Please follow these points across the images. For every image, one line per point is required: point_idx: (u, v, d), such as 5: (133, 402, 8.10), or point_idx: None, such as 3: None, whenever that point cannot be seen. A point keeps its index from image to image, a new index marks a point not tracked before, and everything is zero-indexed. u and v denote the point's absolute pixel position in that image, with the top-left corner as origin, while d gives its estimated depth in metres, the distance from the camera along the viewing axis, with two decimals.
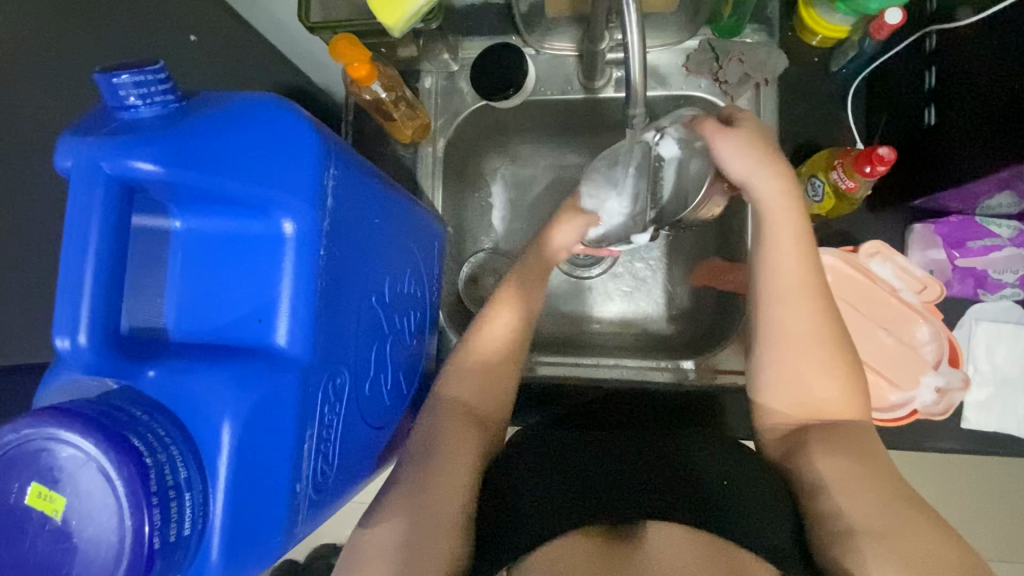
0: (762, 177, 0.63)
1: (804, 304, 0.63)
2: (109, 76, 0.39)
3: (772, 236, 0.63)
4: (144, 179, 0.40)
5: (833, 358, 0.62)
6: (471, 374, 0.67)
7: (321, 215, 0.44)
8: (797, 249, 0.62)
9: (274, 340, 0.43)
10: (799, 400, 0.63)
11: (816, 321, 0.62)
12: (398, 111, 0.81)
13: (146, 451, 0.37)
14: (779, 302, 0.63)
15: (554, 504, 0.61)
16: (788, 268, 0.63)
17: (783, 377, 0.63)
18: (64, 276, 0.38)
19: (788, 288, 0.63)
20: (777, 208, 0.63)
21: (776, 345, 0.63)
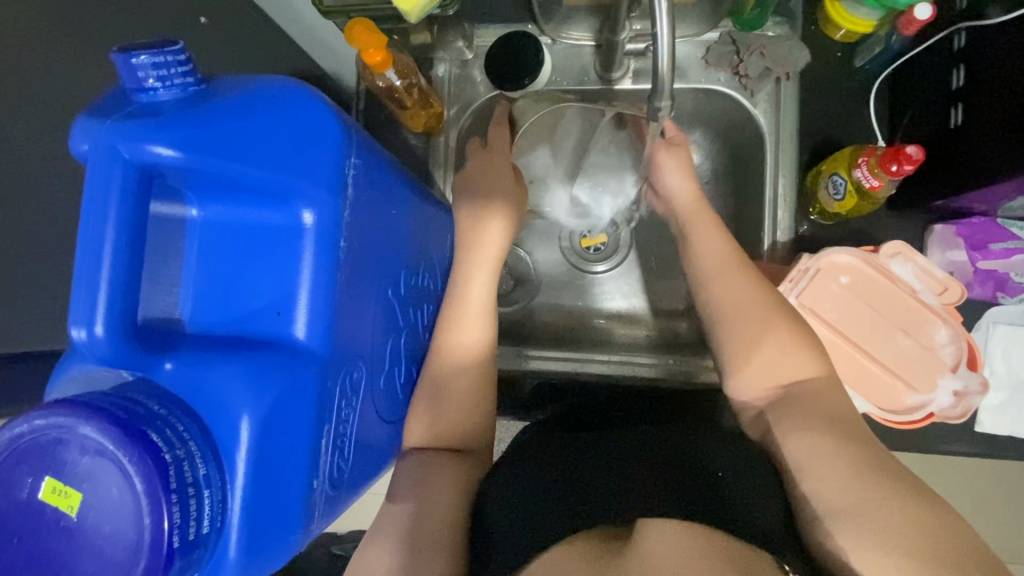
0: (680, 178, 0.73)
1: (734, 279, 0.67)
2: (128, 56, 0.38)
3: (693, 229, 0.71)
4: (163, 165, 0.38)
5: (780, 324, 0.64)
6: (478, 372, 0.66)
7: (341, 206, 0.43)
8: (718, 237, 0.70)
9: (293, 333, 0.42)
10: (762, 372, 0.62)
11: (752, 292, 0.66)
12: (411, 99, 0.79)
13: (164, 447, 0.36)
14: (712, 279, 0.68)
15: (536, 510, 0.54)
16: (716, 252, 0.69)
17: (736, 350, 0.64)
18: (81, 264, 0.37)
19: (713, 268, 0.68)
20: (691, 204, 0.73)
21: (720, 325, 0.65)
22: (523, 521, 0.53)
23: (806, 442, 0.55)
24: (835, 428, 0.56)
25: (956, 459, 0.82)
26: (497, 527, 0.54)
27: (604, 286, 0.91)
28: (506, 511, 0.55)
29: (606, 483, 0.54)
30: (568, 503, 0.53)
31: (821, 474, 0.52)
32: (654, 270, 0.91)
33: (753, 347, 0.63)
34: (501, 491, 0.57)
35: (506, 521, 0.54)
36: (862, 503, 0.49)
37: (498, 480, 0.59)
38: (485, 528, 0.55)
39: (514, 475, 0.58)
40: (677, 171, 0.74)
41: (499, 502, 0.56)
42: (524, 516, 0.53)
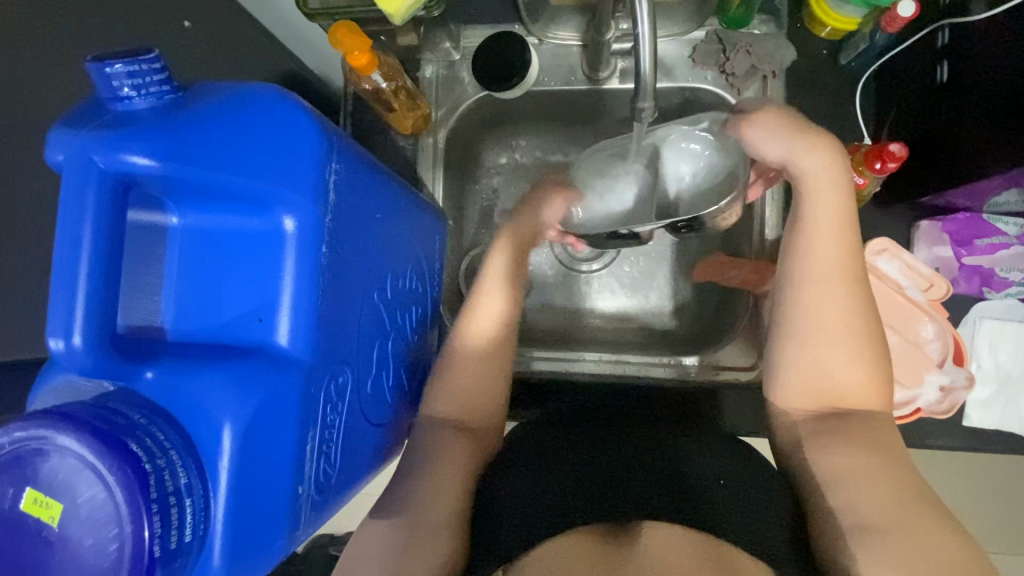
0: (807, 155, 0.60)
1: (838, 289, 0.59)
2: (102, 66, 0.37)
3: (807, 216, 0.60)
4: (139, 174, 0.38)
5: (863, 350, 0.59)
6: (472, 364, 0.66)
7: (323, 211, 0.43)
8: (837, 227, 0.60)
9: (275, 340, 0.42)
10: (818, 377, 0.59)
11: (849, 311, 0.59)
12: (397, 100, 0.79)
13: (144, 456, 0.36)
14: (810, 275, 0.60)
15: (542, 503, 0.56)
16: (826, 245, 0.60)
17: (804, 350, 0.60)
18: (57, 276, 0.37)
19: (823, 265, 0.60)
20: (819, 185, 0.60)
21: (806, 321, 0.60)
22: (528, 513, 0.55)
23: (813, 450, 0.57)
24: (836, 432, 0.57)
25: (958, 458, 0.81)
26: (500, 515, 0.56)
27: (594, 286, 0.91)
28: (512, 500, 0.57)
29: (614, 483, 0.56)
30: (574, 501, 0.55)
31: (832, 482, 0.54)
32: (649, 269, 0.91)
33: (826, 355, 0.59)
34: (504, 482, 0.59)
35: (513, 511, 0.56)
36: (875, 513, 0.50)
37: (505, 469, 0.60)
38: (487, 514, 0.57)
39: (524, 466, 0.59)
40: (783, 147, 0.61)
41: (507, 489, 0.58)
42: (530, 507, 0.56)
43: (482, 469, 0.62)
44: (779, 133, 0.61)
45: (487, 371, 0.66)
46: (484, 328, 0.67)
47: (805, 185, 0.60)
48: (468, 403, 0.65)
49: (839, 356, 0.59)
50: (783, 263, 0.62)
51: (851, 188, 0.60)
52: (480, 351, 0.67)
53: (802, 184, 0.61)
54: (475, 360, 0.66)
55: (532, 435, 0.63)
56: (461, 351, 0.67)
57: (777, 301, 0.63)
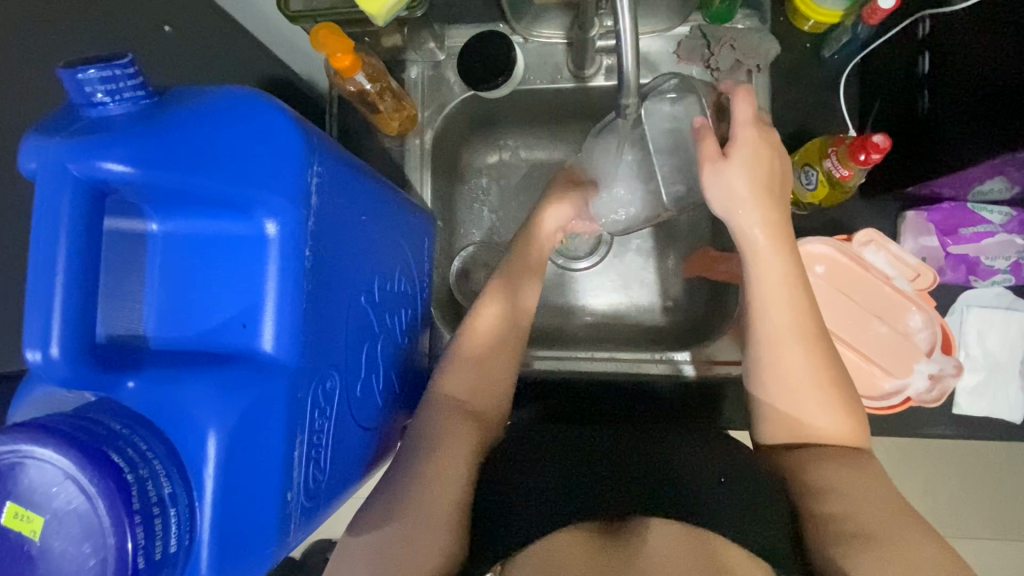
0: (747, 203, 0.61)
1: (798, 347, 0.59)
2: (74, 72, 0.37)
3: (757, 271, 0.61)
4: (115, 181, 0.38)
5: (836, 399, 0.58)
6: (471, 359, 0.66)
7: (305, 215, 0.42)
8: (791, 290, 0.60)
9: (259, 346, 0.42)
10: (793, 421, 0.59)
11: (814, 367, 0.59)
12: (384, 102, 0.79)
13: (126, 467, 0.35)
14: (774, 341, 0.60)
15: (537, 502, 0.60)
16: (783, 298, 0.60)
17: (789, 409, 0.59)
18: (32, 288, 0.36)
19: (776, 334, 0.59)
20: (761, 249, 0.61)
21: (772, 382, 0.59)
22: (525, 514, 0.59)
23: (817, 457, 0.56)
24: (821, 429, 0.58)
25: (945, 443, 0.82)
26: (499, 512, 0.60)
27: (588, 282, 0.91)
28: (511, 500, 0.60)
29: None
30: (566, 499, 0.60)
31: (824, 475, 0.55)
32: (642, 263, 0.91)
33: (805, 402, 0.58)
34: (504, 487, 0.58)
35: (512, 511, 0.60)
36: (855, 503, 0.52)
37: (503, 466, 0.63)
38: (488, 507, 0.60)
39: (521, 464, 0.63)
40: (740, 188, 0.61)
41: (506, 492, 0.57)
42: (525, 506, 0.60)
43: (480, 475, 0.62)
44: (728, 182, 0.61)
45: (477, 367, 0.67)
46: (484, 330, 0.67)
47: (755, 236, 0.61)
48: (474, 387, 0.65)
49: (817, 399, 0.58)
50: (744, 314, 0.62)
51: (795, 249, 0.62)
52: (484, 349, 0.67)
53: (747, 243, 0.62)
54: (469, 362, 0.66)
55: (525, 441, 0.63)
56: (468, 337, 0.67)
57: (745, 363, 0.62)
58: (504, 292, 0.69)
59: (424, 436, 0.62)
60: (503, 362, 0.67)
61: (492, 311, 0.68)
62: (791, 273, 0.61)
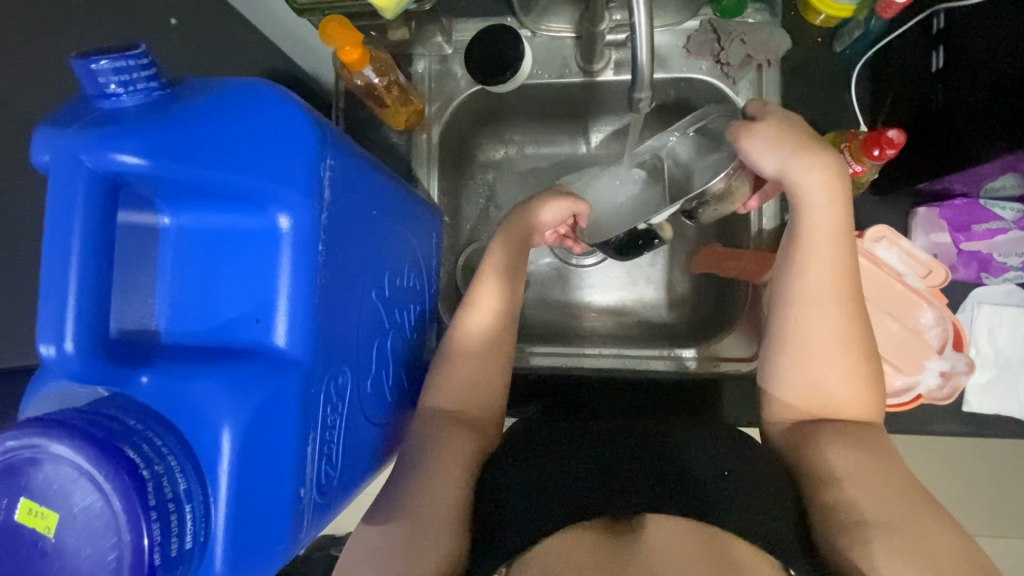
0: (800, 163, 0.61)
1: (832, 303, 0.61)
2: (87, 62, 0.36)
3: (803, 228, 0.62)
4: (129, 173, 0.37)
5: (856, 366, 0.61)
6: (468, 359, 0.66)
7: (319, 208, 0.42)
8: (834, 252, 0.61)
9: (272, 341, 0.41)
10: (815, 381, 0.61)
11: (844, 326, 0.61)
12: (391, 96, 0.78)
13: (142, 463, 0.35)
14: (809, 297, 0.61)
15: (540, 497, 0.55)
16: (823, 256, 0.61)
17: (813, 364, 0.61)
18: (45, 282, 0.36)
19: (814, 288, 0.61)
20: (808, 205, 0.62)
21: (801, 337, 0.61)
22: (528, 512, 0.54)
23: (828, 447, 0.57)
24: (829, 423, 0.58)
25: (955, 442, 0.81)
26: (502, 511, 0.56)
27: (592, 278, 0.91)
28: (512, 497, 0.56)
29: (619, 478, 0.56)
30: (571, 492, 0.55)
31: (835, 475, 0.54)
32: (647, 259, 0.90)
33: (826, 363, 0.61)
34: (507, 483, 0.58)
35: (513, 508, 0.55)
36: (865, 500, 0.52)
37: (503, 464, 0.60)
38: (490, 505, 0.57)
39: (521, 458, 0.59)
40: (777, 153, 0.62)
41: (510, 488, 0.57)
42: (528, 504, 0.55)
43: (481, 467, 0.61)
44: (771, 141, 0.62)
45: (491, 364, 0.67)
46: (477, 325, 0.67)
47: (803, 196, 0.62)
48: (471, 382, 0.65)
49: (841, 363, 0.60)
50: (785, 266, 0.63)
51: (844, 210, 0.62)
52: (481, 343, 0.67)
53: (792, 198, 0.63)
54: (472, 356, 0.66)
55: (530, 432, 0.62)
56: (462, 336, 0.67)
57: (781, 317, 0.63)
58: (503, 281, 0.69)
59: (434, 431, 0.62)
60: (501, 358, 0.67)
61: (487, 302, 0.68)
62: (836, 231, 0.62)
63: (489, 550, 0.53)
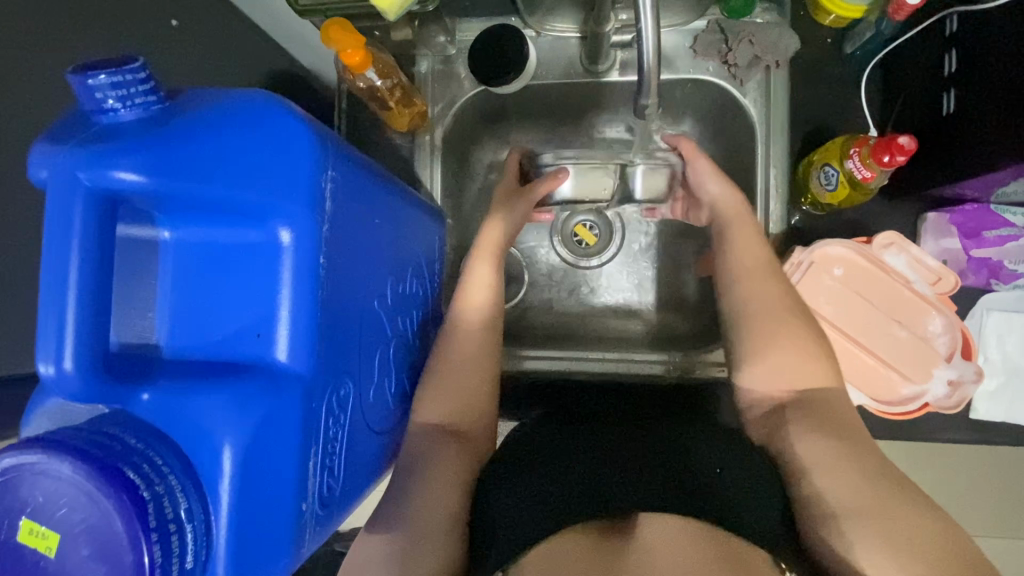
0: (726, 185, 0.68)
1: (766, 281, 0.65)
2: (84, 77, 0.35)
3: (734, 226, 0.67)
4: (128, 190, 0.37)
5: (805, 354, 0.61)
6: (470, 361, 0.65)
7: (320, 221, 0.41)
8: (761, 241, 0.67)
9: (274, 356, 0.41)
10: (773, 367, 0.61)
11: (780, 305, 0.64)
12: (394, 99, 0.77)
13: (142, 484, 0.34)
14: (744, 279, 0.65)
15: (537, 505, 0.54)
16: (751, 258, 0.66)
17: (755, 349, 0.62)
18: (44, 301, 0.35)
19: (747, 269, 0.65)
20: (736, 212, 0.68)
21: (739, 326, 0.64)
22: (523, 515, 0.54)
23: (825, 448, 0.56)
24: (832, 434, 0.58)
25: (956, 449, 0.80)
26: (496, 517, 0.55)
27: (595, 281, 0.90)
28: (507, 505, 0.55)
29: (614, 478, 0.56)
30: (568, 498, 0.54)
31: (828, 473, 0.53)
32: (652, 261, 0.90)
33: (772, 351, 0.62)
34: (504, 488, 0.57)
35: (507, 515, 0.54)
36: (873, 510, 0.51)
37: (500, 473, 0.59)
38: (487, 512, 0.56)
39: (516, 467, 0.59)
40: (715, 173, 0.68)
41: (506, 494, 0.56)
42: (524, 511, 0.54)
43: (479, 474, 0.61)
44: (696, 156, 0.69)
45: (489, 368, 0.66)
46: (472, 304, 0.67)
47: (729, 213, 0.68)
48: (456, 399, 0.63)
49: (783, 349, 0.61)
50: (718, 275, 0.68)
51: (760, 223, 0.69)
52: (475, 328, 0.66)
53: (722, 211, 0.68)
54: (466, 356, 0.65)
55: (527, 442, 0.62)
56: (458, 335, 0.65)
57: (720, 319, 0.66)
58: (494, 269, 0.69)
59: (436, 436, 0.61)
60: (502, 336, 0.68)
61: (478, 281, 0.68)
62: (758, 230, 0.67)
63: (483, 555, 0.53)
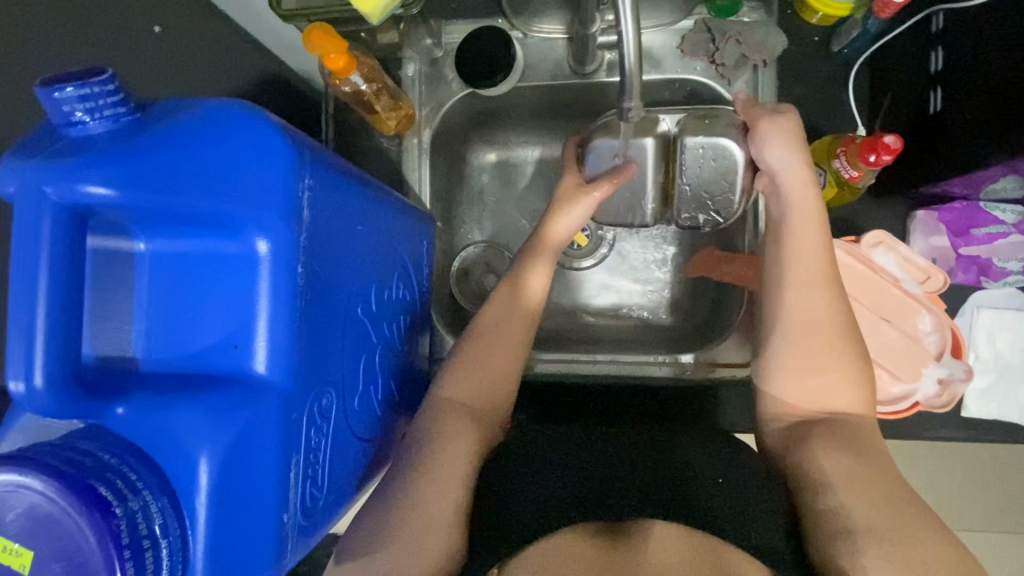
0: (796, 162, 0.63)
1: (823, 285, 0.60)
2: (51, 90, 0.35)
3: (794, 218, 0.62)
4: (98, 204, 0.37)
5: (848, 372, 0.58)
6: (483, 370, 0.63)
7: (298, 230, 0.41)
8: (822, 239, 0.61)
9: (252, 367, 0.40)
10: (811, 381, 0.58)
11: (833, 311, 0.59)
12: (379, 102, 0.76)
13: (114, 500, 0.34)
14: (798, 281, 0.60)
15: (542, 503, 0.56)
16: (808, 257, 0.61)
17: (801, 355, 0.59)
18: (13, 317, 0.35)
19: (806, 268, 0.60)
20: (800, 202, 0.62)
21: (789, 329, 0.60)
22: (530, 510, 0.56)
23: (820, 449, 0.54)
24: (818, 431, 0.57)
25: (948, 446, 0.79)
26: (504, 512, 0.56)
27: (591, 281, 0.90)
28: (514, 502, 0.56)
29: (615, 480, 0.58)
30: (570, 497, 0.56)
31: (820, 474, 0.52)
32: (653, 258, 0.88)
33: (817, 363, 0.58)
34: (506, 483, 0.58)
35: (514, 512, 0.56)
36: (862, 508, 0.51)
37: (503, 469, 0.59)
38: (489, 506, 0.57)
39: (520, 464, 0.59)
40: (786, 144, 0.63)
41: (509, 490, 0.57)
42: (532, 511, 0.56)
43: (482, 471, 0.59)
44: (773, 132, 0.63)
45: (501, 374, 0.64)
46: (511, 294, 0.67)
47: (792, 197, 0.62)
48: (474, 399, 0.61)
49: (830, 367, 0.58)
50: (768, 270, 0.63)
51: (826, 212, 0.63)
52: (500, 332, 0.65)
53: (785, 195, 0.63)
54: (474, 368, 0.63)
55: (528, 436, 0.62)
56: (484, 339, 0.64)
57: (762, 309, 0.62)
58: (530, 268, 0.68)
59: (445, 418, 0.59)
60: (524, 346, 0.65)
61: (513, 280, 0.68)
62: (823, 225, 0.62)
63: (489, 549, 0.54)
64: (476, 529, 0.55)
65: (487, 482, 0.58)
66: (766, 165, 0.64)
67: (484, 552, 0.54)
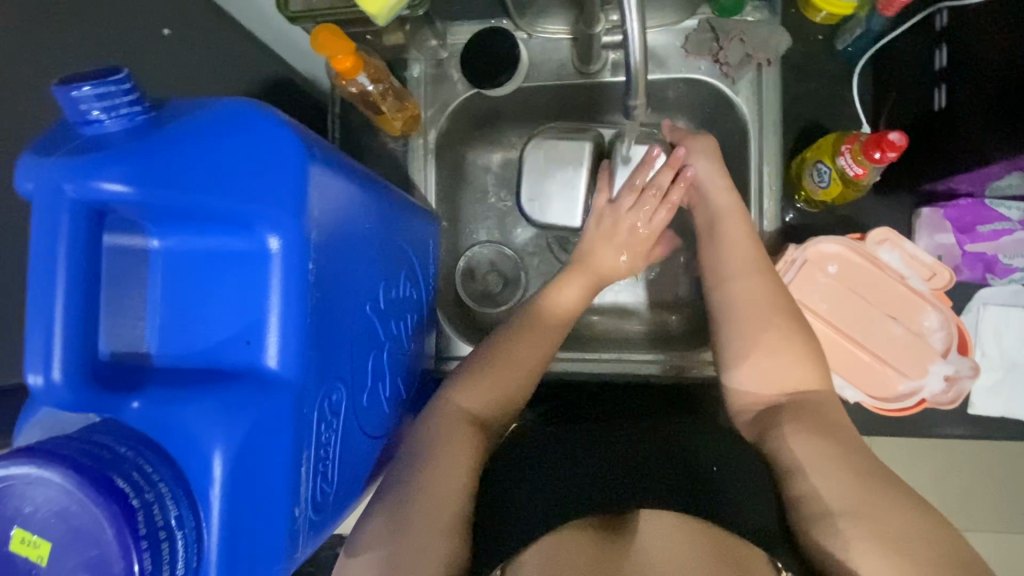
0: (715, 172, 0.69)
1: (754, 278, 0.64)
2: (69, 89, 0.36)
3: (722, 221, 0.67)
4: (114, 201, 0.37)
5: (798, 356, 0.61)
6: (513, 370, 0.65)
7: (309, 227, 0.41)
8: (748, 237, 0.66)
9: (264, 362, 0.41)
10: (767, 369, 0.61)
11: (770, 299, 0.63)
12: (386, 103, 0.77)
13: (132, 492, 0.35)
14: (732, 277, 0.65)
15: (545, 498, 0.56)
16: (741, 253, 0.66)
17: (745, 345, 0.62)
18: (32, 311, 0.36)
19: (739, 264, 0.65)
20: (726, 205, 0.68)
21: (725, 323, 0.64)
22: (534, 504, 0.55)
23: (790, 434, 0.56)
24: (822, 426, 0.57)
25: (955, 445, 0.78)
26: (508, 506, 0.56)
27: None
28: (518, 496, 0.56)
29: (616, 474, 0.57)
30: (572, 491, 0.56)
31: (819, 471, 0.52)
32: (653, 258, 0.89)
33: (766, 350, 0.61)
34: (509, 481, 0.58)
35: (518, 507, 0.55)
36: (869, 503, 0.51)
37: (508, 468, 0.59)
38: (493, 503, 0.56)
39: (524, 462, 0.59)
40: (707, 157, 0.69)
41: (513, 486, 0.57)
42: (537, 506, 0.55)
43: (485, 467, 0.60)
44: (691, 148, 0.70)
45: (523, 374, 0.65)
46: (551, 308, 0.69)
47: (718, 202, 0.68)
48: (485, 402, 0.63)
49: (778, 352, 0.61)
50: (709, 271, 0.67)
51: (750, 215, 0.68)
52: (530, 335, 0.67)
53: (711, 203, 0.69)
54: (504, 370, 0.64)
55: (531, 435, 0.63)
56: (518, 342, 0.66)
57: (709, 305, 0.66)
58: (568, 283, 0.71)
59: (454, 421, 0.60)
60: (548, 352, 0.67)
61: (549, 294, 0.70)
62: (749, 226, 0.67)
63: (494, 545, 0.53)
64: (480, 525, 0.55)
65: (490, 480, 0.59)
66: (692, 174, 0.70)
67: (489, 548, 0.53)
